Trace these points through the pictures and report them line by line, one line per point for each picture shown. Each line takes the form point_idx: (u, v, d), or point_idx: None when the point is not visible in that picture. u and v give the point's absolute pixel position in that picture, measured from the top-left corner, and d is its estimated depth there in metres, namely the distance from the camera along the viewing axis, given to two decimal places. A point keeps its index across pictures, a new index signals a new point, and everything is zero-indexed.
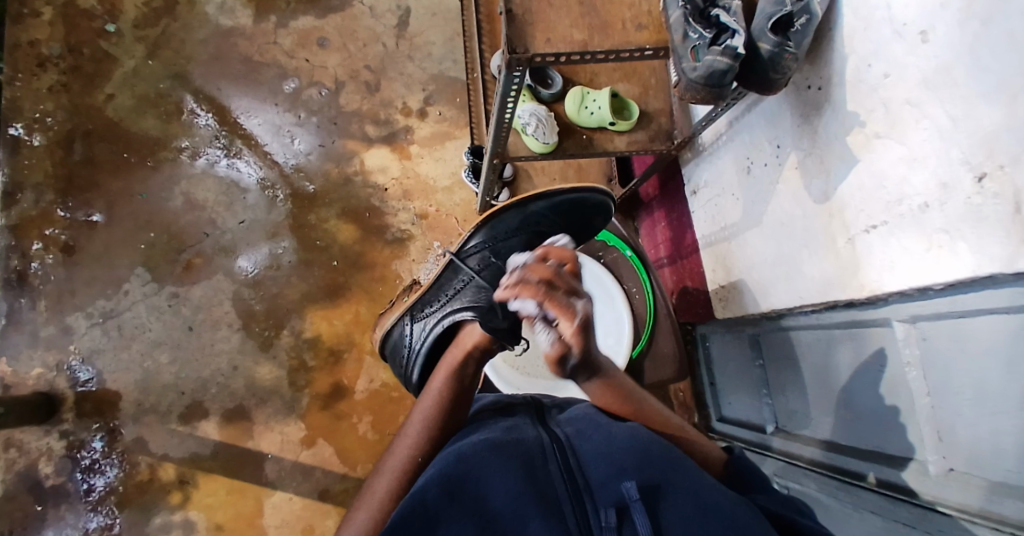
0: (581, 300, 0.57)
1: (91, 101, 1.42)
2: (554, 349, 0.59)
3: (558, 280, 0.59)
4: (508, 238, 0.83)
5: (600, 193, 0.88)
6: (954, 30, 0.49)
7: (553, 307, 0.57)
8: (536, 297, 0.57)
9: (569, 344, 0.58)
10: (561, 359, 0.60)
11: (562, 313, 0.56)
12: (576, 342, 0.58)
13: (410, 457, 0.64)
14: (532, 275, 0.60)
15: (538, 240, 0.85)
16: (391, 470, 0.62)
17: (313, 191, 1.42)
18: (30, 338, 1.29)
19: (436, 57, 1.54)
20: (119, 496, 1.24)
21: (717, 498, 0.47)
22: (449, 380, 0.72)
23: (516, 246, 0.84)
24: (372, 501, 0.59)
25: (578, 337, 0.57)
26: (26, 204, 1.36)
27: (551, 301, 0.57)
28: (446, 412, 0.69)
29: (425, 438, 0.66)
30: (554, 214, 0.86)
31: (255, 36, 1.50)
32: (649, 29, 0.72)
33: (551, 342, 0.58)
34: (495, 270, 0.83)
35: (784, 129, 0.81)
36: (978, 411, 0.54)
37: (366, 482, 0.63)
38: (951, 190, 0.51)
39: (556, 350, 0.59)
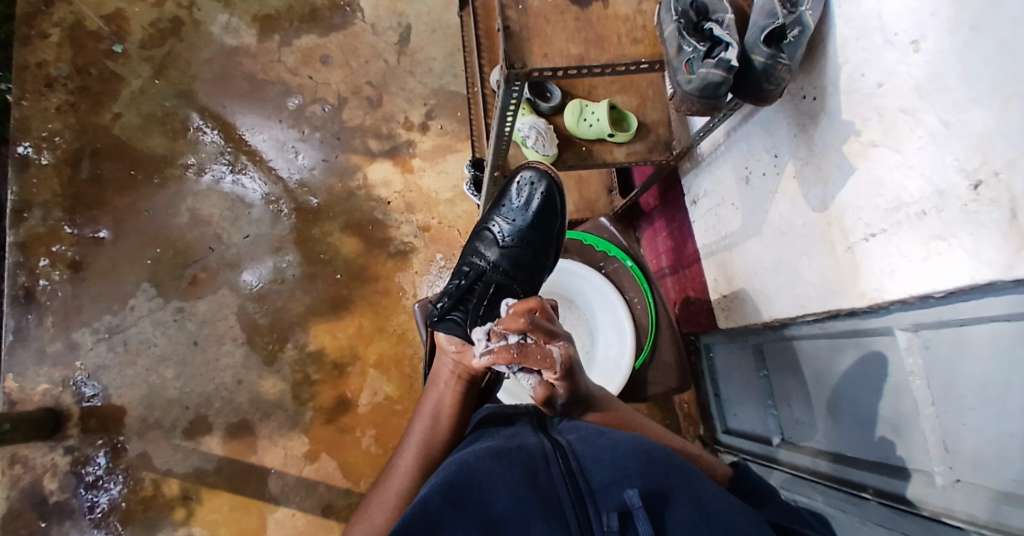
0: (556, 347, 0.64)
1: (98, 120, 1.45)
2: (540, 391, 0.66)
3: (531, 333, 0.65)
4: (465, 247, 0.95)
5: (524, 176, 0.91)
6: (945, 39, 0.51)
7: (532, 363, 0.64)
8: (509, 360, 0.65)
9: (554, 387, 0.65)
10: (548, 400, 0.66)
11: (541, 366, 0.63)
12: (563, 384, 0.65)
13: (411, 474, 0.63)
14: (508, 332, 0.67)
15: (484, 239, 0.92)
16: (393, 485, 0.63)
17: (317, 205, 1.44)
18: (36, 355, 1.30)
19: (436, 72, 1.56)
20: (123, 512, 1.24)
21: (722, 509, 0.47)
22: (439, 394, 0.73)
23: (469, 249, 0.93)
24: (367, 519, 0.60)
25: (561, 381, 0.64)
26: (33, 221, 1.37)
27: (527, 357, 0.64)
28: (439, 426, 0.69)
29: (420, 455, 0.66)
30: (498, 209, 0.92)
31: (259, 55, 1.53)
32: (645, 42, 0.73)
33: (537, 387, 0.66)
34: (456, 274, 0.91)
35: (780, 139, 0.82)
36: (982, 416, 0.54)
37: (366, 498, 0.63)
38: (947, 196, 0.52)
39: (543, 393, 0.66)
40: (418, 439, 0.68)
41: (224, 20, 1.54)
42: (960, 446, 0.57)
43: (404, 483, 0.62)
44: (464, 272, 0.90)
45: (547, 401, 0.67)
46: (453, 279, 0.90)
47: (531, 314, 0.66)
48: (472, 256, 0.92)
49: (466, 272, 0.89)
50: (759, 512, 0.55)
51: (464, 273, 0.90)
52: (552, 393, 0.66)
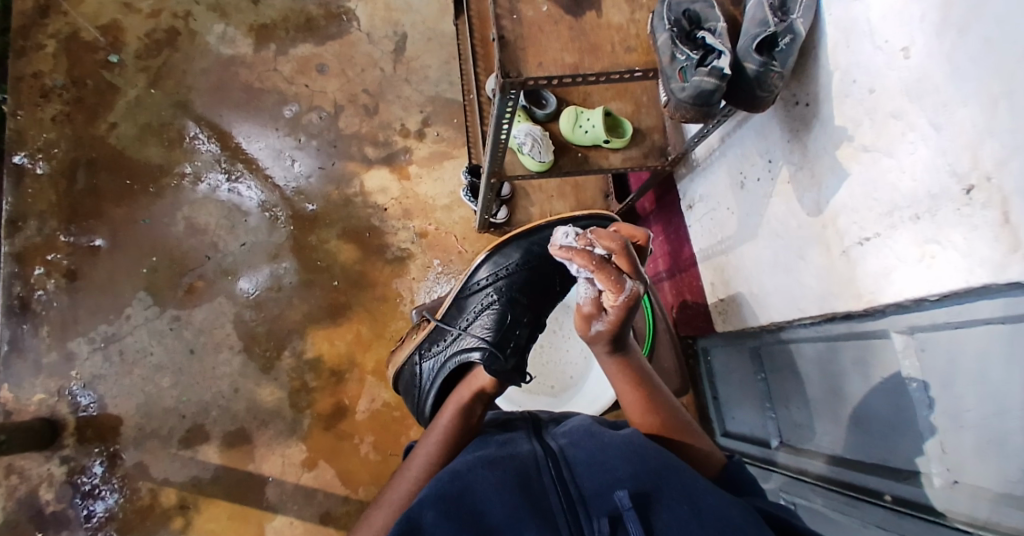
0: (632, 280, 0.61)
1: (95, 130, 1.45)
2: (589, 305, 0.62)
3: (618, 256, 0.61)
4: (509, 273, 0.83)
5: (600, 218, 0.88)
6: (934, 43, 0.52)
7: (605, 279, 0.60)
8: (590, 265, 0.60)
9: (604, 311, 0.62)
10: (589, 317, 0.63)
11: (610, 285, 0.60)
12: (614, 314, 0.62)
13: (411, 488, 0.63)
14: (598, 243, 0.63)
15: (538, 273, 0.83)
16: (391, 500, 0.62)
17: (314, 212, 1.44)
18: (32, 366, 1.30)
19: (432, 80, 1.57)
20: (119, 522, 1.23)
21: (711, 499, 0.48)
22: (461, 418, 0.71)
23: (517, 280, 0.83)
24: (366, 534, 0.59)
25: (618, 310, 0.61)
26: (29, 232, 1.37)
27: (604, 271, 0.60)
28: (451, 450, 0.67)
29: (426, 470, 0.65)
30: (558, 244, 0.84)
31: (256, 64, 1.54)
32: (638, 51, 0.74)
33: (589, 300, 0.62)
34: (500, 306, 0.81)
35: (774, 144, 0.83)
36: (980, 416, 0.54)
37: (368, 508, 0.63)
38: (940, 199, 0.53)
39: (589, 309, 0.63)
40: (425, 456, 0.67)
41: (219, 30, 1.55)
42: (959, 444, 0.58)
43: (403, 498, 0.62)
44: (514, 308, 0.80)
45: (585, 318, 0.64)
46: (495, 315, 0.80)
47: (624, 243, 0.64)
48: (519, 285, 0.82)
49: (515, 307, 0.81)
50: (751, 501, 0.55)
51: (512, 311, 0.80)
52: (595, 315, 0.63)
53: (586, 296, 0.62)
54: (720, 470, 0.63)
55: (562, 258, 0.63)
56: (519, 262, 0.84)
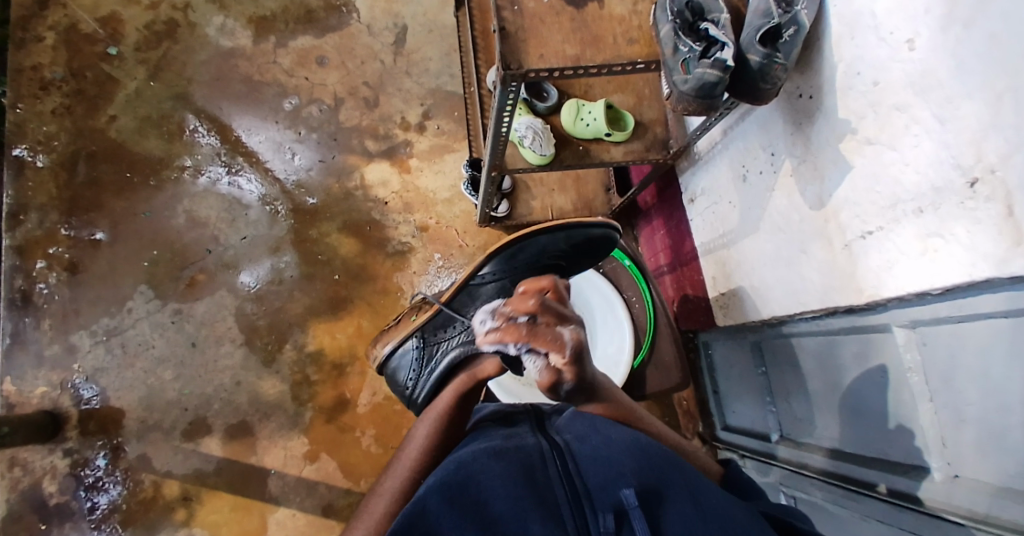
0: (567, 330, 0.62)
1: (94, 123, 1.45)
2: (545, 376, 0.63)
3: (541, 314, 0.63)
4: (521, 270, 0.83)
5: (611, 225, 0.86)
6: (939, 35, 0.51)
7: (542, 343, 0.61)
8: (520, 339, 0.62)
9: (560, 372, 0.62)
10: (554, 386, 0.63)
11: (550, 346, 0.61)
12: (570, 371, 0.62)
13: (408, 477, 0.64)
14: (518, 313, 0.64)
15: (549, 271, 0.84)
16: (388, 488, 0.63)
17: (314, 205, 1.44)
18: (34, 358, 1.30)
19: (433, 72, 1.56)
20: (122, 513, 1.24)
21: (718, 502, 0.48)
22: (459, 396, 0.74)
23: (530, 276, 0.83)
24: (368, 517, 0.59)
25: (571, 365, 0.62)
26: (30, 225, 1.37)
27: (537, 336, 0.61)
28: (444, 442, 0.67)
29: (425, 450, 0.67)
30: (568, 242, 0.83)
31: (255, 56, 1.53)
32: (640, 42, 0.73)
33: (543, 372, 0.62)
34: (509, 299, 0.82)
35: (776, 137, 0.82)
36: (981, 411, 0.54)
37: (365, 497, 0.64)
38: (943, 193, 0.53)
39: (547, 379, 0.63)
40: (417, 445, 0.67)
41: (219, 21, 1.54)
42: (959, 438, 0.58)
43: (399, 486, 0.63)
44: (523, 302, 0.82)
45: (551, 388, 0.64)
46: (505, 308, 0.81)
47: (541, 299, 0.65)
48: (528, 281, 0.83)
49: None
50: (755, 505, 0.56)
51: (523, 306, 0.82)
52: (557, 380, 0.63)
53: (538, 371, 0.62)
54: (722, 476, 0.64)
55: (494, 346, 0.64)
56: (529, 260, 0.82)
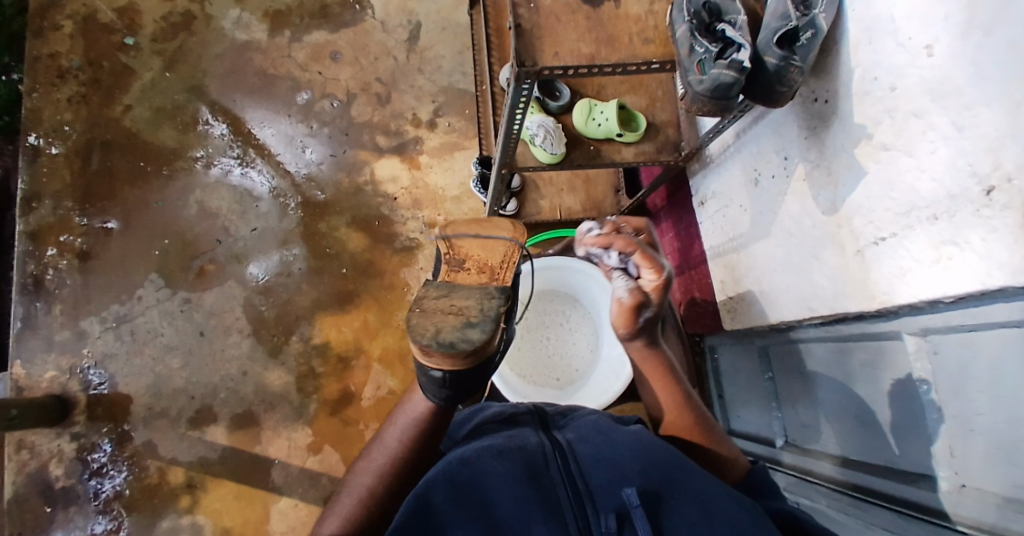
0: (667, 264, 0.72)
1: (110, 112, 1.46)
2: (631, 294, 0.70)
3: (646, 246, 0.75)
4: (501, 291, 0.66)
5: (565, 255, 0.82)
6: (957, 42, 0.51)
7: (647, 259, 0.71)
8: (630, 247, 0.72)
9: (645, 295, 0.70)
10: (635, 307, 0.69)
11: (652, 266, 0.71)
12: (654, 295, 0.71)
13: (396, 455, 0.57)
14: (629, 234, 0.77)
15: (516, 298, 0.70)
16: (374, 464, 0.57)
17: (324, 199, 1.45)
18: (44, 343, 1.32)
19: (445, 70, 1.56)
20: (126, 499, 1.25)
21: (718, 502, 0.48)
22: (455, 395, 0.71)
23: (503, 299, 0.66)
24: (355, 491, 0.56)
25: (657, 291, 0.70)
26: (43, 211, 1.39)
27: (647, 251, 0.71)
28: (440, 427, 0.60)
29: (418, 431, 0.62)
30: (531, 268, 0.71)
31: (270, 50, 1.54)
32: (656, 43, 0.73)
33: (632, 287, 0.71)
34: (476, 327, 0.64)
35: (790, 141, 0.82)
36: (992, 419, 0.54)
37: (348, 472, 0.59)
38: (958, 200, 0.52)
39: (631, 296, 0.70)
40: (408, 421, 0.59)
41: (235, 15, 1.56)
42: (968, 449, 0.58)
43: (386, 465, 0.57)
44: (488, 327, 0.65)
45: (633, 311, 0.70)
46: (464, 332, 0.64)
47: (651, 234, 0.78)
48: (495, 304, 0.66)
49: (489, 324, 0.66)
50: (768, 507, 0.55)
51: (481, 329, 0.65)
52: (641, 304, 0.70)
53: (629, 286, 0.70)
54: (740, 475, 0.64)
55: (601, 249, 0.75)
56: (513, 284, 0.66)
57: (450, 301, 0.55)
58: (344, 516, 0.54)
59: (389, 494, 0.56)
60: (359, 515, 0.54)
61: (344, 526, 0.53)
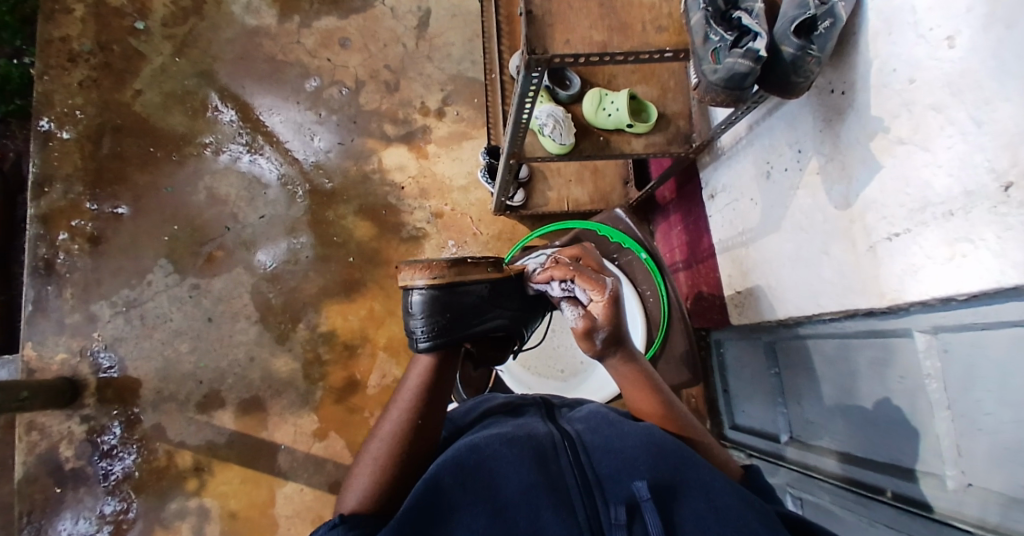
0: (609, 277, 0.63)
1: (120, 97, 1.46)
2: (581, 323, 0.62)
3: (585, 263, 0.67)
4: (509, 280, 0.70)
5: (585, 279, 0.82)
6: (980, 34, 0.49)
7: (585, 280, 0.62)
8: (566, 274, 0.64)
9: (596, 318, 0.62)
10: (589, 334, 0.62)
11: (592, 285, 0.62)
12: (605, 315, 0.62)
13: (406, 421, 0.59)
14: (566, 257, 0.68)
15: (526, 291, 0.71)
16: (386, 432, 0.58)
17: (332, 188, 1.44)
18: (56, 325, 1.33)
19: (454, 58, 1.55)
20: (135, 480, 1.27)
21: (729, 501, 0.48)
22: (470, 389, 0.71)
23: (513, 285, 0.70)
24: (369, 465, 0.56)
25: (608, 309, 0.62)
26: (55, 195, 1.40)
27: (582, 272, 0.63)
28: (442, 391, 0.62)
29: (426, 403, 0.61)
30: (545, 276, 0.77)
31: (279, 36, 1.53)
32: (669, 31, 0.72)
33: (580, 316, 0.62)
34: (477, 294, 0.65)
35: (805, 133, 0.80)
36: (1002, 420, 0.53)
37: (362, 446, 0.60)
38: (975, 197, 0.51)
39: (584, 325, 0.62)
40: (416, 381, 0.61)
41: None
42: (974, 448, 0.57)
43: (396, 431, 0.58)
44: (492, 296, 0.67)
45: (586, 336, 0.62)
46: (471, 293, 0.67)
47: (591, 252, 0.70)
48: (507, 290, 0.69)
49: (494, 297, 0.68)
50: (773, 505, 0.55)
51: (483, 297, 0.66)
52: (593, 328, 0.62)
53: (577, 315, 0.62)
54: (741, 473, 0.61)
55: (542, 284, 0.67)
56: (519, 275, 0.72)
57: None
58: (362, 488, 0.55)
59: (401, 461, 0.57)
60: (374, 489, 0.55)
61: (361, 500, 0.54)
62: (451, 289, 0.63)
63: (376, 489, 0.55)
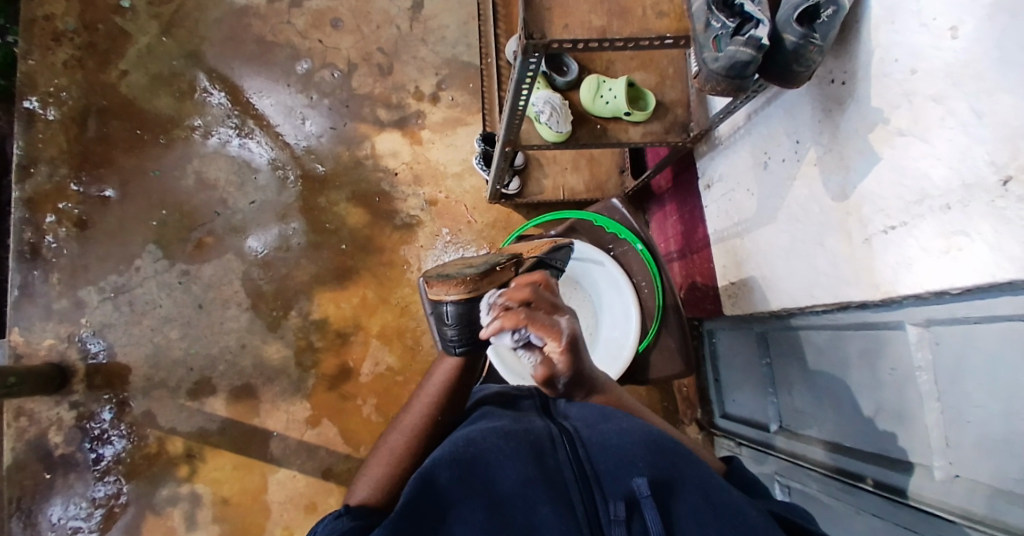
0: (563, 319, 0.60)
1: (105, 78, 1.43)
2: (541, 369, 0.61)
3: (536, 302, 0.61)
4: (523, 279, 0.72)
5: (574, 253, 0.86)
6: (984, 24, 0.49)
7: (540, 330, 0.58)
8: (518, 324, 0.57)
9: (555, 365, 0.60)
10: (549, 379, 0.61)
11: (549, 334, 0.58)
12: (565, 362, 0.60)
13: (426, 417, 0.60)
14: (510, 299, 0.60)
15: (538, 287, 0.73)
16: (406, 425, 0.60)
17: (323, 173, 1.42)
18: (42, 311, 1.31)
19: (449, 41, 1.52)
20: (126, 466, 1.26)
21: (726, 496, 0.49)
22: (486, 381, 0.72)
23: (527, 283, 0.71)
24: (386, 456, 0.57)
25: (566, 356, 0.60)
26: (40, 178, 1.36)
27: (536, 321, 0.58)
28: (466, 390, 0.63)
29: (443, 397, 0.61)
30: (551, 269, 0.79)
31: (269, 16, 1.49)
32: (670, 16, 0.71)
33: (540, 363, 0.61)
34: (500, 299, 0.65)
35: (803, 123, 0.80)
36: (991, 414, 0.54)
37: (381, 435, 0.61)
38: (973, 190, 0.50)
39: (544, 372, 0.61)
40: (440, 376, 0.62)
41: None
42: (963, 440, 0.58)
43: (419, 425, 0.59)
44: None
45: (545, 382, 0.62)
46: None
47: (535, 287, 0.63)
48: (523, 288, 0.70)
49: None
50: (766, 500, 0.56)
51: None
52: (553, 374, 0.61)
53: (538, 361, 0.61)
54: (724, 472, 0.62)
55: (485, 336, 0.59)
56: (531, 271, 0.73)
57: (456, 266, 0.67)
58: (375, 480, 0.55)
59: (419, 455, 0.58)
60: (389, 483, 0.55)
61: (374, 492, 0.54)
62: (482, 300, 0.62)
63: (389, 480, 0.55)
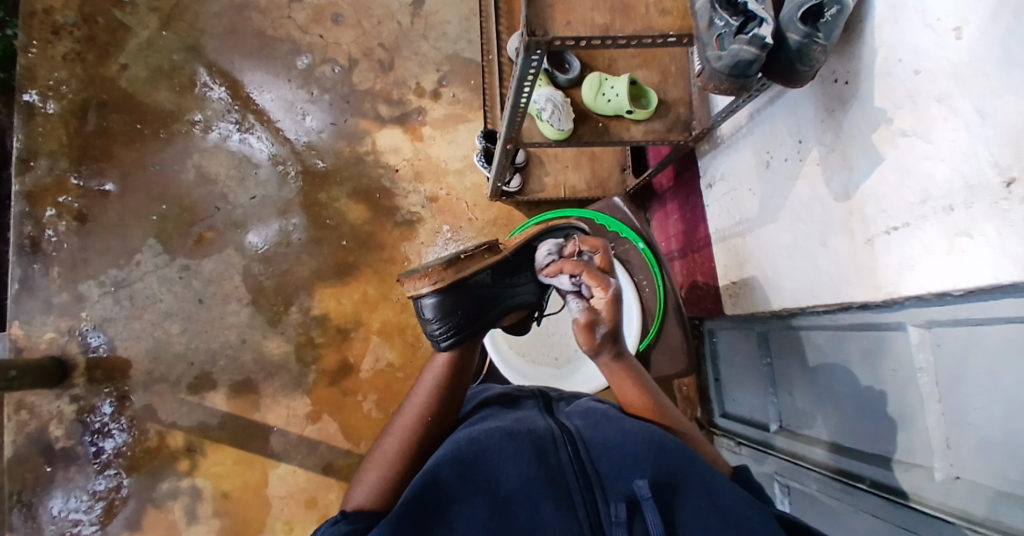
0: (615, 278, 0.65)
1: (105, 71, 1.42)
2: (583, 316, 0.63)
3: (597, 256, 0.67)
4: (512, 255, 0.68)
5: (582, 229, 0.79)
6: (988, 25, 0.48)
7: (592, 277, 0.64)
8: (575, 268, 0.65)
9: (598, 315, 0.63)
10: (590, 329, 0.63)
11: (598, 284, 0.63)
12: (608, 314, 0.63)
13: (421, 416, 0.60)
14: (578, 246, 0.68)
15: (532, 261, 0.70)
16: (400, 428, 0.60)
17: (324, 168, 1.42)
18: (43, 304, 1.31)
19: (451, 37, 1.51)
20: (127, 460, 1.27)
21: (730, 499, 0.49)
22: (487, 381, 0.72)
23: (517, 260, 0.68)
24: (380, 461, 0.57)
25: (610, 308, 0.63)
26: (40, 171, 1.36)
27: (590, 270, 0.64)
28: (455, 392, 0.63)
29: (435, 400, 0.61)
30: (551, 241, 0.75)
31: (269, 10, 1.49)
32: (674, 14, 0.70)
33: (582, 311, 0.63)
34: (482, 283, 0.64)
35: (806, 123, 0.80)
36: (990, 416, 0.54)
37: (377, 441, 0.61)
38: (976, 192, 0.51)
39: (585, 319, 0.63)
40: (432, 377, 0.62)
41: None
42: (963, 442, 0.58)
43: (412, 427, 0.59)
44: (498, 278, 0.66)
45: (586, 331, 0.63)
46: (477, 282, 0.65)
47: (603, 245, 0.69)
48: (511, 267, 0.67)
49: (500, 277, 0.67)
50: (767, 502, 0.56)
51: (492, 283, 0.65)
52: (593, 322, 0.63)
53: (581, 307, 0.63)
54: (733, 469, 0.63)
55: (548, 275, 0.67)
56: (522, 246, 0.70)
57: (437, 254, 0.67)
58: (370, 485, 0.55)
59: (412, 459, 0.58)
60: (384, 488, 0.55)
61: (369, 497, 0.54)
62: (455, 288, 0.62)
63: (383, 483, 0.55)
